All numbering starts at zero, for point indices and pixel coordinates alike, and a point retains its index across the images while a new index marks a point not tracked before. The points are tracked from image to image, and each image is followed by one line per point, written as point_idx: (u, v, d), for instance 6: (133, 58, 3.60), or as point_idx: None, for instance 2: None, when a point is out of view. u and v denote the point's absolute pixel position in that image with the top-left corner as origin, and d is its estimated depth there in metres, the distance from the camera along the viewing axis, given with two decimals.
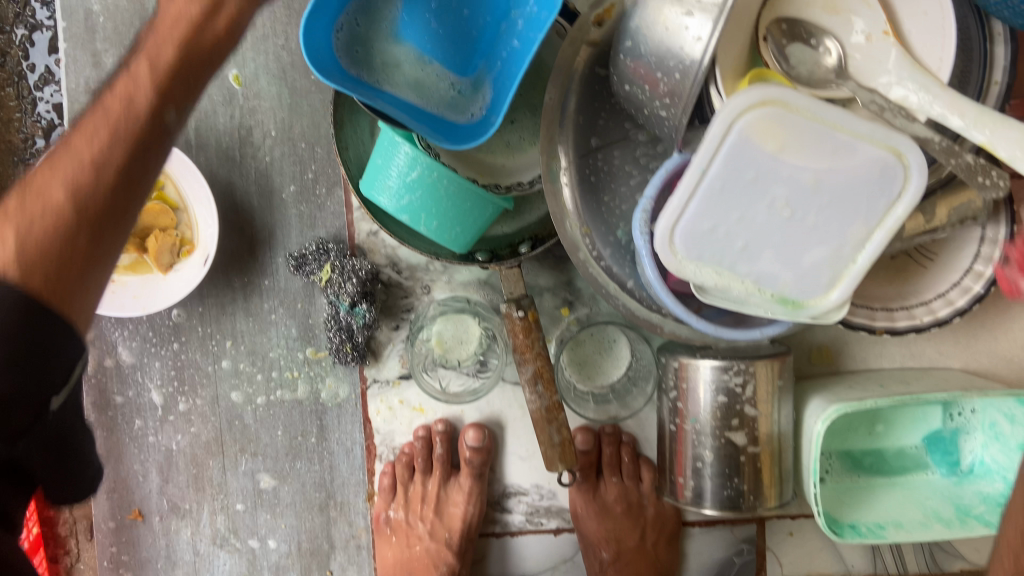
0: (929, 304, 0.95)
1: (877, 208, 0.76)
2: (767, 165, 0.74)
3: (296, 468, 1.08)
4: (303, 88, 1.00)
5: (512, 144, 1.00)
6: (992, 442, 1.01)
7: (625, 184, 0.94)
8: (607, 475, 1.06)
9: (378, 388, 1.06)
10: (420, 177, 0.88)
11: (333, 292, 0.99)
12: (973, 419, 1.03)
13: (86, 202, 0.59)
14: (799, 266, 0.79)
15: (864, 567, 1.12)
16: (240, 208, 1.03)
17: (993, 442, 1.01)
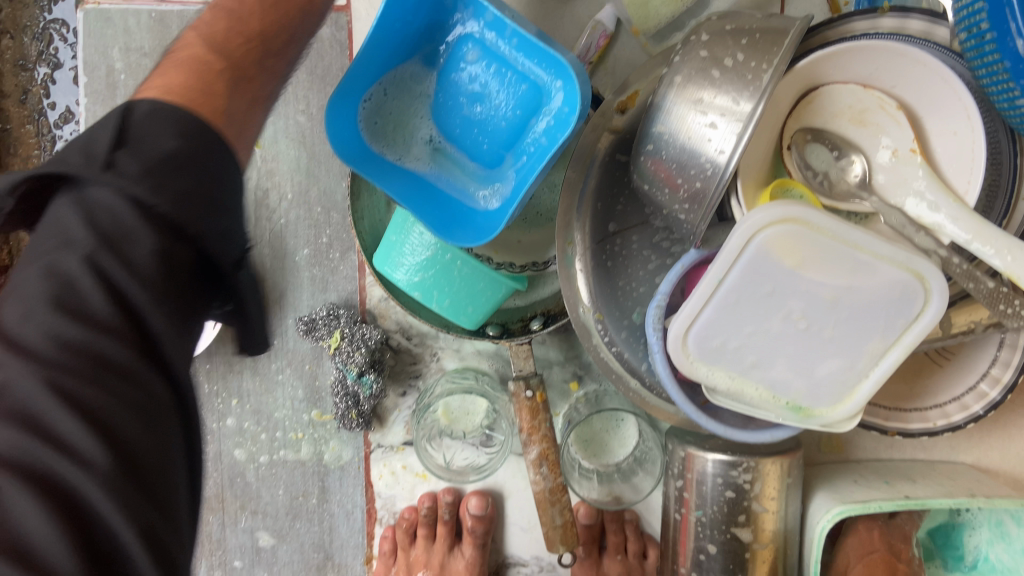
0: (944, 405, 0.93)
1: (894, 326, 0.75)
2: (785, 280, 0.74)
3: (296, 528, 1.07)
4: (322, 154, 1.00)
5: (528, 219, 1.00)
6: (998, 541, 0.93)
7: (641, 269, 0.93)
8: (610, 552, 1.06)
9: (381, 452, 1.06)
10: (434, 257, 0.88)
11: (342, 359, 0.99)
12: (979, 516, 0.94)
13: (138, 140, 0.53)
14: (812, 375, 0.79)
15: None
16: (253, 267, 1.03)
17: (999, 541, 0.93)
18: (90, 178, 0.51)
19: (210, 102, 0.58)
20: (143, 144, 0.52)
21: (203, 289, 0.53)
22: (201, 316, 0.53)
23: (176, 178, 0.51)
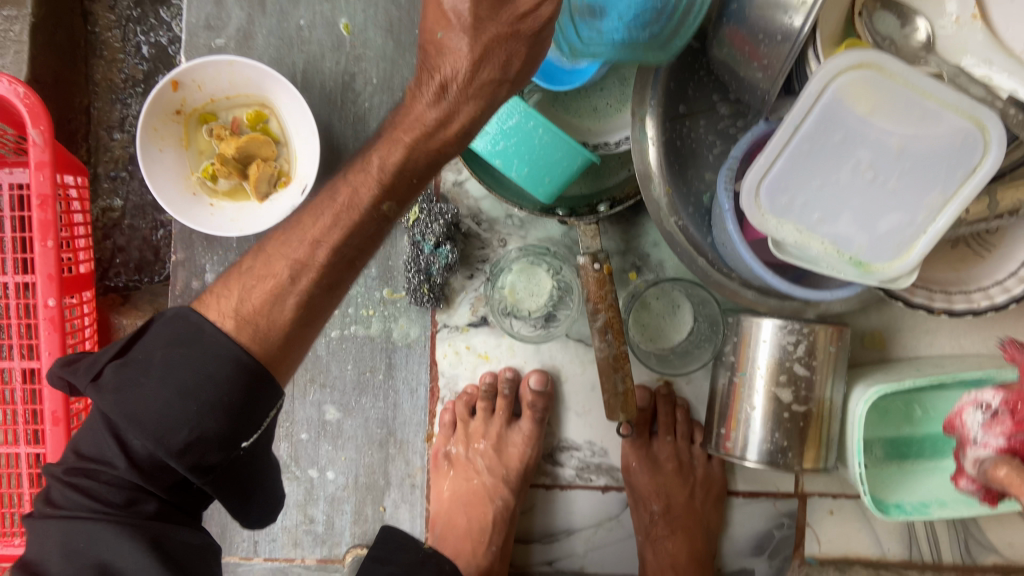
0: (985, 289, 1.00)
1: (954, 177, 0.81)
2: (856, 127, 0.81)
3: (362, 403, 1.12)
4: (408, 42, 1.07)
5: (599, 109, 1.06)
6: None
7: (708, 152, 1.00)
8: (661, 434, 1.11)
9: (447, 332, 1.11)
10: (517, 124, 0.94)
11: (420, 231, 1.05)
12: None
13: (301, 255, 0.77)
14: (876, 229, 0.85)
15: (898, 552, 1.15)
16: (336, 148, 1.09)
17: None
18: (234, 328, 0.73)
19: (264, 341, 0.73)
20: (136, 359, 0.71)
21: (260, 396, 0.72)
22: (263, 409, 0.73)
23: (287, 342, 0.75)
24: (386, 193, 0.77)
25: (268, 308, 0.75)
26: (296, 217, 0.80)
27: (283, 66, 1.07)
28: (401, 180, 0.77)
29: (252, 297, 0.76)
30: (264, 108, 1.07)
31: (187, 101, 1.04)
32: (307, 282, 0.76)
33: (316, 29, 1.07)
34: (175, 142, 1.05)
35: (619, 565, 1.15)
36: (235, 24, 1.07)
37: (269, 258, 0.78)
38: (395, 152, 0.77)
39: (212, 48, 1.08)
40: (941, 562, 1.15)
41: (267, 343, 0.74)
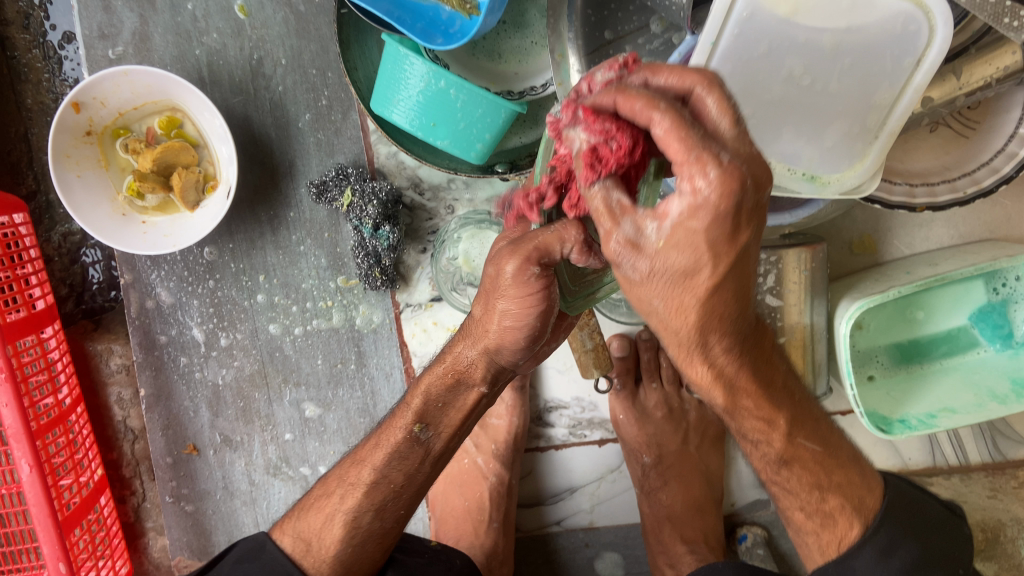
0: (973, 175, 0.90)
1: (902, 68, 0.72)
2: (780, 32, 0.71)
3: (339, 395, 1.10)
4: (309, 12, 1.00)
5: (524, 50, 0.97)
6: None
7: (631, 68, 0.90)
8: (647, 380, 1.07)
9: (411, 311, 1.07)
10: (427, 88, 0.85)
11: (355, 215, 0.98)
12: (1020, 288, 0.96)
13: (369, 479, 0.76)
14: (823, 142, 0.77)
15: (921, 460, 1.08)
16: (259, 140, 1.03)
17: None
18: (292, 546, 0.80)
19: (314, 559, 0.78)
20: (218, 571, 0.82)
21: None
22: None
23: (350, 564, 0.78)
24: (416, 418, 0.73)
25: (347, 533, 0.77)
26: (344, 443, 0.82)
27: (187, 63, 1.01)
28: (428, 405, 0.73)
29: (307, 520, 0.81)
30: (175, 112, 1.02)
31: (93, 120, 0.98)
32: (384, 519, 0.78)
33: (212, 17, 1.00)
34: (92, 164, 1.00)
35: (629, 516, 1.11)
36: (129, 27, 1.01)
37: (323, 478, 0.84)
38: (456, 396, 0.72)
39: (111, 58, 1.02)
40: (969, 464, 1.07)
41: (331, 563, 0.77)
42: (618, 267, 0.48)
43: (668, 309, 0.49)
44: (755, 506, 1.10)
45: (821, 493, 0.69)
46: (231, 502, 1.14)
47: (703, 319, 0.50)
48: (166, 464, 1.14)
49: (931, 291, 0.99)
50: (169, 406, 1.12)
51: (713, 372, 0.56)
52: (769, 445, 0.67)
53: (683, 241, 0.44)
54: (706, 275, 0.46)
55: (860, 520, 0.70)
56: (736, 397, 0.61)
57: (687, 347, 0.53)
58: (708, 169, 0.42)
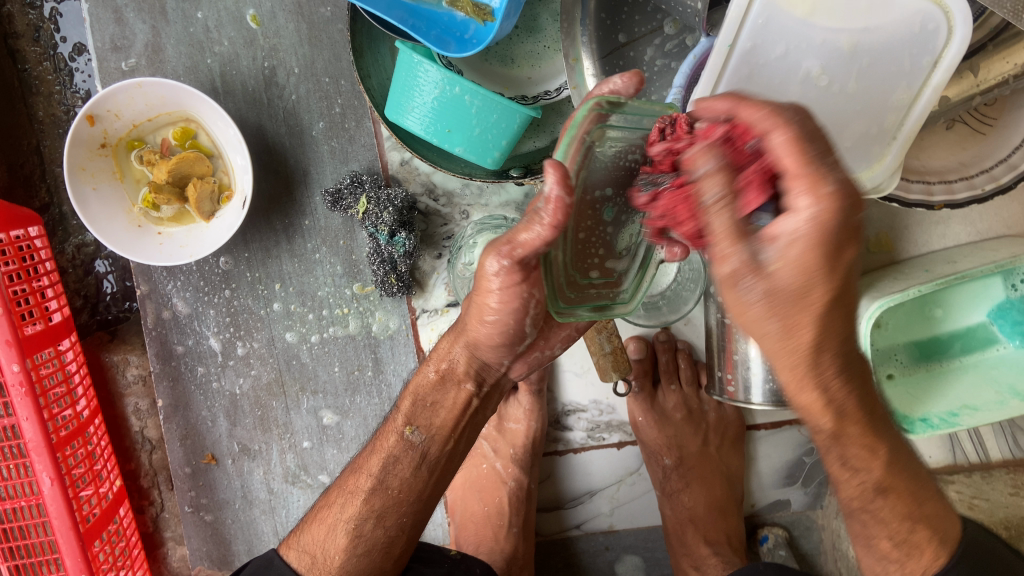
0: (990, 171, 0.90)
1: (920, 67, 0.72)
2: (798, 33, 0.71)
3: (357, 402, 1.10)
4: (321, 21, 1.00)
5: (537, 54, 0.97)
6: None
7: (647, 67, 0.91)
8: (665, 383, 1.06)
9: (427, 317, 1.07)
10: (442, 95, 0.85)
11: (371, 222, 0.98)
12: None
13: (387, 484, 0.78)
14: (842, 142, 0.76)
15: (942, 457, 1.11)
16: (273, 149, 1.03)
17: None
18: (298, 560, 0.80)
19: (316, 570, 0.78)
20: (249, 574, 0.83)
21: None
22: None
23: None
24: (408, 418, 0.80)
25: (351, 541, 0.78)
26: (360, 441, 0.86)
27: (199, 73, 1.02)
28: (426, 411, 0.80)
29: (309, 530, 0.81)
30: (189, 123, 1.02)
31: (108, 132, 0.99)
32: (385, 527, 0.78)
33: (224, 27, 1.00)
34: (108, 176, 1.00)
35: (649, 518, 1.11)
36: (141, 39, 1.01)
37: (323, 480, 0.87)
38: (444, 394, 0.80)
39: (124, 70, 1.02)
40: (990, 461, 1.08)
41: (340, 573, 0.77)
42: (737, 291, 0.49)
43: (784, 328, 0.51)
44: (776, 506, 1.10)
45: (912, 524, 0.68)
46: (250, 510, 1.14)
47: (821, 337, 0.51)
48: (184, 474, 1.14)
49: (949, 289, 0.99)
50: (187, 416, 1.12)
51: (825, 400, 0.57)
52: (870, 473, 0.65)
53: (802, 257, 0.47)
54: (820, 294, 0.49)
55: (945, 549, 0.69)
56: (845, 424, 0.60)
57: (801, 371, 0.54)
58: (821, 187, 0.45)
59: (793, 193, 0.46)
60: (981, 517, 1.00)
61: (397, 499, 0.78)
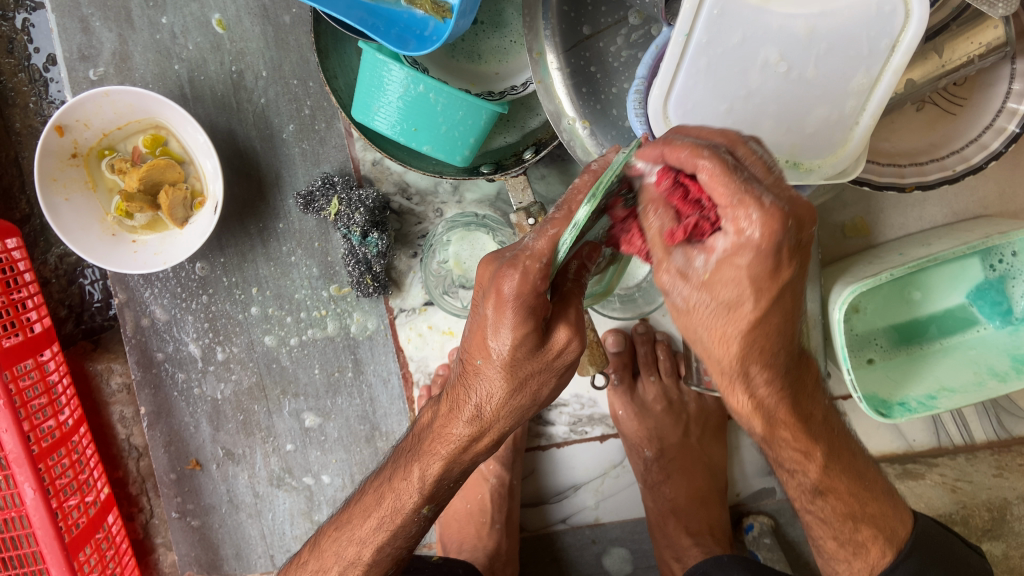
0: (962, 152, 0.89)
1: (879, 50, 0.71)
2: (755, 20, 0.71)
3: (338, 403, 1.10)
4: (287, 23, 1.00)
5: (504, 50, 0.97)
6: None
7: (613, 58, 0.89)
8: (645, 374, 1.06)
9: (405, 316, 1.07)
10: (407, 93, 0.85)
11: (343, 224, 0.98)
12: (1016, 264, 0.95)
13: (373, 528, 0.75)
14: (804, 128, 0.76)
15: (926, 441, 1.07)
16: (245, 153, 1.03)
17: None
18: None
19: None
20: None
21: None
22: None
23: None
24: (426, 501, 0.72)
25: None
26: (356, 504, 0.79)
27: (168, 80, 1.02)
28: (440, 488, 0.72)
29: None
30: (159, 130, 1.02)
31: (78, 142, 0.99)
32: None
33: (191, 33, 1.00)
34: (80, 186, 1.00)
35: (633, 510, 1.11)
36: (108, 48, 1.01)
37: (322, 554, 0.79)
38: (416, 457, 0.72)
39: (93, 79, 1.03)
40: (974, 443, 1.07)
41: None
42: (670, 296, 0.56)
43: (712, 337, 0.56)
44: (761, 495, 1.09)
45: (855, 523, 0.75)
46: (237, 514, 1.14)
47: (745, 352, 0.56)
48: (170, 480, 1.14)
49: (927, 271, 0.98)
50: (170, 422, 1.12)
51: (755, 403, 0.63)
52: (805, 474, 0.73)
53: (728, 272, 0.51)
54: (750, 308, 0.52)
55: (892, 548, 0.76)
56: (775, 429, 0.67)
57: (730, 375, 0.60)
58: (748, 212, 0.47)
59: (726, 215, 0.49)
60: (964, 499, 1.00)
61: (385, 537, 0.75)
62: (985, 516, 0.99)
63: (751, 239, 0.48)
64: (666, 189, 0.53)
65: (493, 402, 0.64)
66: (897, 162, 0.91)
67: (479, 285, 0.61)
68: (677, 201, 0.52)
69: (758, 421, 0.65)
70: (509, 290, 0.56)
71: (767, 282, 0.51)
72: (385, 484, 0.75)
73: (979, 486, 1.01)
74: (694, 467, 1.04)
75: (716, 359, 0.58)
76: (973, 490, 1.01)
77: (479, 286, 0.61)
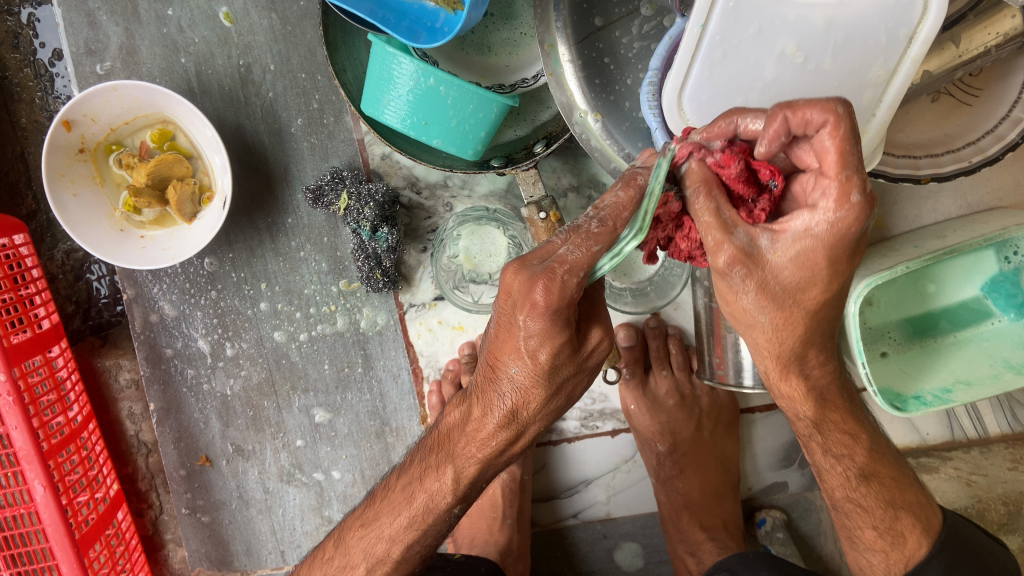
0: (977, 143, 0.89)
1: (897, 41, 0.70)
2: (771, 10, 0.70)
3: (348, 399, 1.09)
4: (295, 16, 0.99)
5: (513, 42, 0.96)
6: None
7: (620, 47, 0.88)
8: (656, 369, 1.05)
9: (415, 311, 1.06)
10: (417, 87, 0.84)
11: (353, 219, 0.97)
12: None
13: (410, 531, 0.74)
14: None
15: (941, 434, 1.06)
16: (253, 148, 1.02)
17: None
18: None
19: None
20: None
21: None
22: None
23: None
24: (460, 500, 0.71)
25: None
26: (382, 500, 0.77)
27: (175, 74, 1.01)
28: (473, 488, 0.71)
29: None
30: (167, 125, 1.01)
31: (86, 137, 0.98)
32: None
33: (198, 26, 0.99)
34: (88, 182, 1.00)
35: (645, 505, 1.10)
36: (115, 42, 1.01)
37: (350, 550, 0.78)
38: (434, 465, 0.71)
39: (100, 73, 1.02)
40: (989, 436, 1.05)
41: None
42: (724, 278, 0.55)
43: (772, 325, 0.58)
44: (774, 489, 1.09)
45: (894, 511, 0.74)
46: (247, 510, 1.14)
47: (803, 337, 0.59)
48: (180, 476, 1.14)
49: (941, 263, 0.98)
50: (180, 418, 1.12)
51: (808, 388, 0.65)
52: (853, 459, 0.72)
53: (806, 253, 0.53)
54: (816, 293, 0.55)
55: (928, 538, 0.75)
56: (825, 413, 0.68)
57: (786, 362, 0.62)
58: (851, 196, 0.50)
59: (822, 195, 0.50)
60: (979, 493, 1.03)
61: (414, 537, 0.74)
62: (1000, 510, 1.02)
63: (844, 217, 0.50)
64: (731, 172, 0.54)
65: (530, 407, 0.63)
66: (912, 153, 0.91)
67: (506, 290, 0.59)
68: (741, 185, 0.55)
69: (809, 406, 0.67)
70: (542, 300, 0.56)
71: (838, 264, 0.53)
72: (414, 483, 0.73)
73: (995, 479, 1.02)
74: (706, 462, 1.04)
75: (767, 344, 0.59)
76: (988, 484, 1.02)
77: (503, 295, 0.59)
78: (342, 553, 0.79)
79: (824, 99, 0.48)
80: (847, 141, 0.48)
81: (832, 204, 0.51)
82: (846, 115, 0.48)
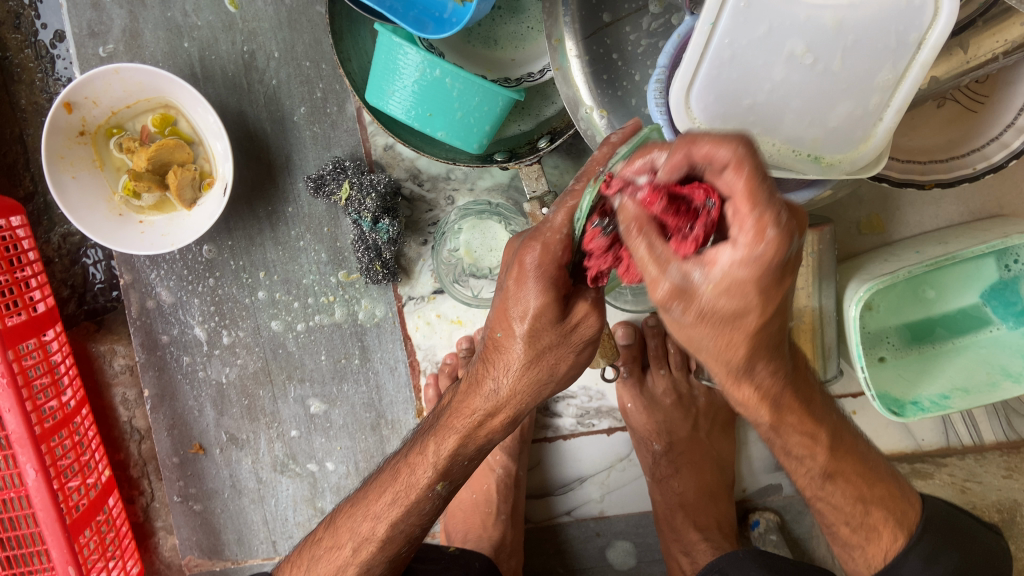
0: (982, 149, 0.89)
1: (907, 44, 0.70)
2: (782, 10, 0.70)
3: (344, 390, 1.09)
4: (301, 3, 0.98)
5: (520, 35, 0.96)
6: None
7: (627, 42, 0.88)
8: (654, 367, 1.05)
9: (414, 304, 1.06)
10: (422, 78, 0.83)
11: (354, 209, 0.96)
12: None
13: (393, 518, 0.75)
14: (828, 122, 0.75)
15: (935, 440, 1.07)
16: (255, 136, 1.02)
17: None
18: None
19: None
20: None
21: None
22: None
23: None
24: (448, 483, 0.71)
25: None
26: (374, 495, 0.77)
27: (178, 59, 1.00)
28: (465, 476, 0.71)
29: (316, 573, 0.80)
30: (169, 109, 1.00)
31: (86, 120, 0.97)
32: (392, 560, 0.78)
33: (202, 11, 0.99)
34: (87, 165, 0.99)
35: (639, 504, 1.10)
36: (118, 25, 1.00)
37: (339, 529, 0.79)
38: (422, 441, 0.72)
39: (102, 56, 1.01)
40: (983, 444, 1.07)
41: None
42: (666, 311, 0.49)
43: (716, 345, 0.51)
44: (768, 491, 1.09)
45: (864, 506, 0.74)
46: (239, 500, 1.14)
47: (753, 351, 0.52)
48: (173, 463, 1.13)
49: (941, 269, 0.97)
50: (174, 405, 1.11)
51: (760, 395, 0.60)
52: (814, 459, 0.72)
53: (735, 289, 0.45)
54: (754, 319, 0.47)
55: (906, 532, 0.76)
56: (782, 416, 0.65)
57: (734, 374, 0.56)
58: (765, 230, 0.42)
59: (737, 227, 0.43)
60: (975, 499, 0.98)
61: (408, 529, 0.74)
62: (996, 516, 0.96)
63: (760, 258, 0.43)
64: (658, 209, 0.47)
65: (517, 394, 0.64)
66: (917, 159, 0.91)
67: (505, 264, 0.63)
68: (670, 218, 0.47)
69: (766, 410, 0.63)
70: (531, 262, 0.57)
71: (774, 291, 0.46)
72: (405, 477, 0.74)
73: (989, 486, 0.99)
74: (702, 462, 1.03)
75: (718, 363, 0.53)
76: (982, 491, 0.99)
77: (505, 267, 0.62)
78: (335, 540, 0.79)
79: (723, 137, 0.41)
80: (754, 179, 0.41)
81: (750, 237, 0.43)
82: (750, 154, 0.41)
